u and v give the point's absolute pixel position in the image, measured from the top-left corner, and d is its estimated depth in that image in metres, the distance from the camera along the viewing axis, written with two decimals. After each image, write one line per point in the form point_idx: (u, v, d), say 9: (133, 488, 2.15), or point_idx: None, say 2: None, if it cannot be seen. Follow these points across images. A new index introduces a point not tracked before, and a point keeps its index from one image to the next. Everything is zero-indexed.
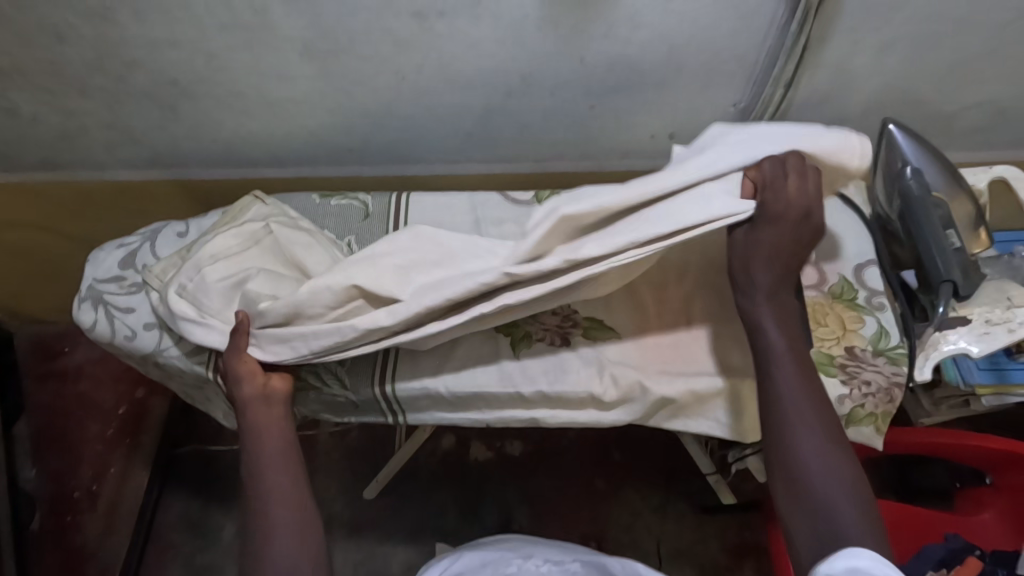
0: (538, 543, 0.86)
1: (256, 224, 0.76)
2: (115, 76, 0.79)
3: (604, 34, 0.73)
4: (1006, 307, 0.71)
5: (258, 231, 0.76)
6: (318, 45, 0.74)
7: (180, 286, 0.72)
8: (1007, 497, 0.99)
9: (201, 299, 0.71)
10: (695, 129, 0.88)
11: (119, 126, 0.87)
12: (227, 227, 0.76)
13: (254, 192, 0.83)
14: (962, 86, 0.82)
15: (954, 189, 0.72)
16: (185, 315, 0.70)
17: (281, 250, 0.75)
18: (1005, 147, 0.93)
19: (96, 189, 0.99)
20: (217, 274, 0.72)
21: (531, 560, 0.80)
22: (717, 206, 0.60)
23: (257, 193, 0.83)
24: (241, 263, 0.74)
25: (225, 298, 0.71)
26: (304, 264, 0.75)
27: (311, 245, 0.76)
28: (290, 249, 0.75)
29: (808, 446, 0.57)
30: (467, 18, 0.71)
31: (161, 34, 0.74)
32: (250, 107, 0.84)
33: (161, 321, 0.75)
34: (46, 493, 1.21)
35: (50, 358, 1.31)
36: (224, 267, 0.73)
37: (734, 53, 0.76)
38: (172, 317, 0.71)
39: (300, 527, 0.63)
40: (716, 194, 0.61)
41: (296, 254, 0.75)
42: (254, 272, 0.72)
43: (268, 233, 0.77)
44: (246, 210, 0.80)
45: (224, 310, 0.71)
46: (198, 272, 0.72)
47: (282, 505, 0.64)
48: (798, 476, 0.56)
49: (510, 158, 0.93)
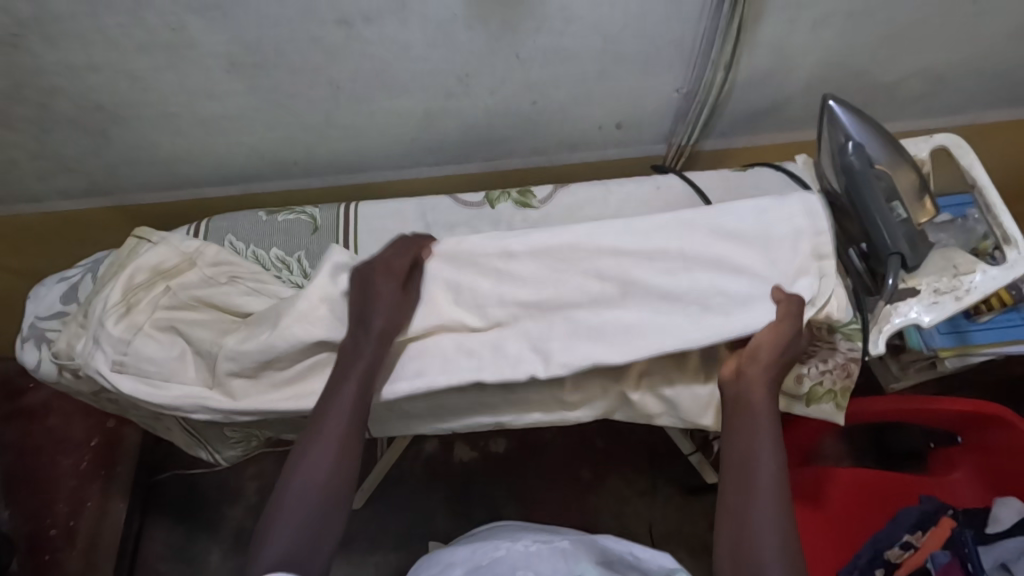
0: (531, 531, 0.83)
1: (192, 245, 0.75)
2: (37, 105, 0.76)
3: (536, 28, 0.71)
4: (953, 275, 0.70)
5: (155, 284, 0.72)
6: (244, 59, 0.72)
7: (114, 361, 0.68)
8: (975, 455, 1.01)
9: (142, 366, 0.69)
10: (640, 118, 0.87)
11: (49, 156, 0.84)
12: (113, 281, 0.71)
13: (135, 229, 0.76)
14: (899, 57, 0.83)
15: (895, 160, 0.71)
16: (134, 387, 0.68)
17: (183, 283, 0.73)
18: (946, 113, 0.94)
19: (37, 221, 0.96)
20: (156, 347, 0.69)
21: (520, 541, 0.77)
22: (678, 334, 0.64)
23: (140, 231, 0.76)
24: (149, 305, 0.71)
25: (163, 348, 0.69)
26: (215, 300, 0.72)
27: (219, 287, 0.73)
28: (191, 292, 0.73)
29: (764, 526, 0.57)
30: (395, 23, 0.69)
31: (78, 59, 0.71)
32: (184, 127, 0.81)
33: (115, 387, 0.68)
34: (23, 534, 1.18)
35: (13, 398, 1.28)
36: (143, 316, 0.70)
37: (671, 38, 0.75)
38: (143, 377, 0.69)
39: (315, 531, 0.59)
40: (680, 327, 0.64)
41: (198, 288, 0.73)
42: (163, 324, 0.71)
43: (164, 279, 0.73)
44: (135, 253, 0.74)
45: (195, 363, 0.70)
46: (129, 342, 0.69)
47: (305, 499, 0.60)
48: (745, 542, 0.57)
49: (459, 160, 0.91)
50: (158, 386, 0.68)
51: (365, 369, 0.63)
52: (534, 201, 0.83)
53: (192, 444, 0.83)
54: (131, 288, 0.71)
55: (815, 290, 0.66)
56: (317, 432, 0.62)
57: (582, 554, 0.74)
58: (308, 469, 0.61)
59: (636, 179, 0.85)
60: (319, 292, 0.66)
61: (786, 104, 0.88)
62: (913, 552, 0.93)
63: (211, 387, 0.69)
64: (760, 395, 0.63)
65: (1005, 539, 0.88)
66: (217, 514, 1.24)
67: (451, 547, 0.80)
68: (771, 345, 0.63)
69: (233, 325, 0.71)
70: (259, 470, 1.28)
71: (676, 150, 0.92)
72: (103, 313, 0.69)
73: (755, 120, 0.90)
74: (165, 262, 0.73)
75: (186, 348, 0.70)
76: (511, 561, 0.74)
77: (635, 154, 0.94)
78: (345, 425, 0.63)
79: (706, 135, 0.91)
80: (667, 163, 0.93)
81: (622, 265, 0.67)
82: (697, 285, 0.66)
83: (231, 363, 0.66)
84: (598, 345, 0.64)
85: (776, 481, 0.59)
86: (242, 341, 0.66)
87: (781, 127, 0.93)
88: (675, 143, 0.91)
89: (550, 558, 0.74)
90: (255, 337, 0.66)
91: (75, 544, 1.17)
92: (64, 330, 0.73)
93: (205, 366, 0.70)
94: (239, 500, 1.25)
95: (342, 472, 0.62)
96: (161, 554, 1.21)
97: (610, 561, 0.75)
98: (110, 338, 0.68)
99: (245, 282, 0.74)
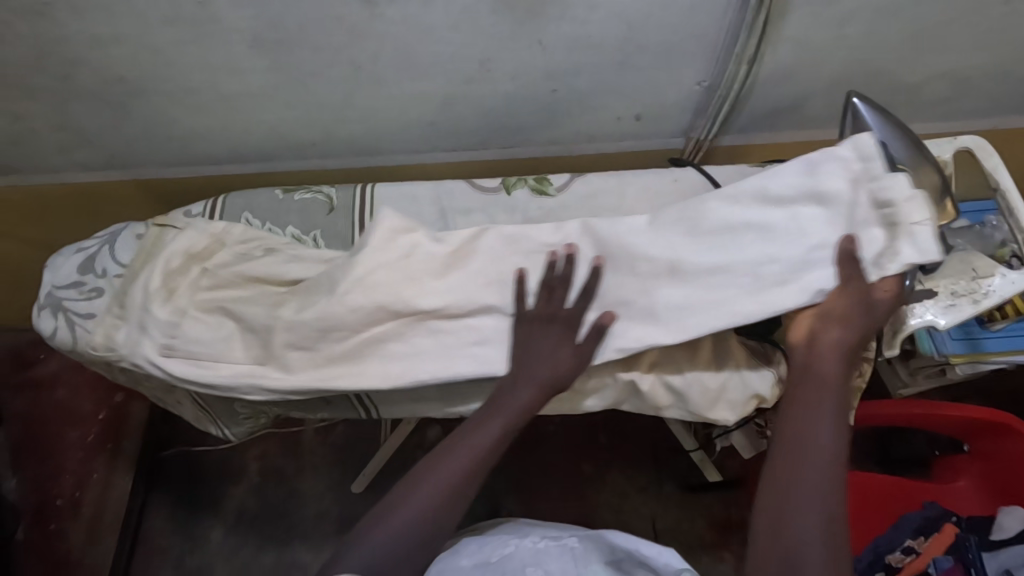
0: (542, 529, 0.80)
1: (219, 227, 0.77)
2: (59, 75, 0.76)
3: (560, 15, 0.71)
4: (971, 279, 0.69)
5: (189, 267, 0.75)
6: (267, 35, 0.72)
7: (164, 345, 0.70)
8: (980, 463, 1.00)
9: (192, 349, 0.70)
10: (660, 111, 0.87)
11: (69, 127, 0.84)
12: (151, 268, 0.74)
13: (157, 220, 0.79)
14: (924, 57, 0.82)
15: (917, 161, 0.71)
16: (186, 369, 0.70)
17: (221, 263, 0.75)
18: (967, 117, 0.94)
19: (55, 193, 0.97)
20: (203, 329, 0.71)
21: (529, 537, 0.75)
22: (735, 307, 0.64)
23: (163, 220, 0.79)
24: (186, 291, 0.73)
25: (209, 329, 0.71)
26: (258, 271, 0.73)
27: (267, 257, 0.75)
28: (229, 269, 0.74)
29: (803, 506, 0.54)
30: (419, 4, 0.68)
31: (102, 30, 0.71)
32: (204, 102, 0.81)
33: (167, 372, 0.70)
34: (29, 504, 1.19)
35: (24, 368, 1.29)
36: (176, 303, 0.72)
37: (696, 30, 0.74)
38: (194, 360, 0.70)
39: (420, 535, 0.56)
40: (737, 299, 0.64)
41: (236, 265, 0.74)
42: (199, 305, 0.72)
43: (198, 262, 0.75)
44: (162, 240, 0.77)
45: (241, 343, 0.71)
46: (177, 326, 0.71)
47: (417, 500, 0.58)
48: (783, 525, 0.53)
49: (476, 146, 0.91)
50: (210, 366, 0.70)
51: (518, 409, 0.63)
52: (550, 189, 0.83)
53: (201, 418, 0.84)
54: (169, 274, 0.74)
55: (879, 243, 0.63)
56: (453, 442, 0.62)
57: (592, 555, 0.71)
58: (430, 471, 0.60)
59: (653, 171, 0.85)
60: (382, 258, 0.68)
61: (806, 102, 0.88)
62: (915, 557, 0.92)
63: (266, 363, 0.69)
64: (829, 371, 0.60)
65: (1009, 546, 0.88)
66: (219, 492, 1.25)
67: (466, 542, 0.76)
68: (846, 312, 0.61)
69: (280, 294, 0.72)
70: (264, 450, 1.28)
71: (695, 144, 0.91)
72: (146, 300, 0.72)
73: (775, 117, 0.90)
74: (197, 245, 0.76)
75: (229, 325, 0.71)
76: (521, 557, 0.71)
77: (653, 147, 0.94)
78: (489, 451, 0.61)
79: (726, 130, 0.91)
80: (686, 156, 0.93)
81: (673, 247, 0.66)
82: (757, 258, 0.64)
83: (289, 333, 0.68)
84: (657, 324, 0.66)
85: (829, 469, 0.55)
86: (301, 309, 0.68)
87: (801, 125, 0.93)
88: (694, 137, 0.90)
89: (560, 557, 0.71)
90: (314, 303, 0.68)
91: (79, 518, 1.18)
92: (103, 319, 0.75)
93: (256, 345, 0.70)
94: (241, 479, 1.26)
95: (464, 486, 0.60)
96: (163, 529, 1.22)
97: (619, 561, 0.71)
98: (158, 324, 0.71)
99: (288, 251, 0.76)
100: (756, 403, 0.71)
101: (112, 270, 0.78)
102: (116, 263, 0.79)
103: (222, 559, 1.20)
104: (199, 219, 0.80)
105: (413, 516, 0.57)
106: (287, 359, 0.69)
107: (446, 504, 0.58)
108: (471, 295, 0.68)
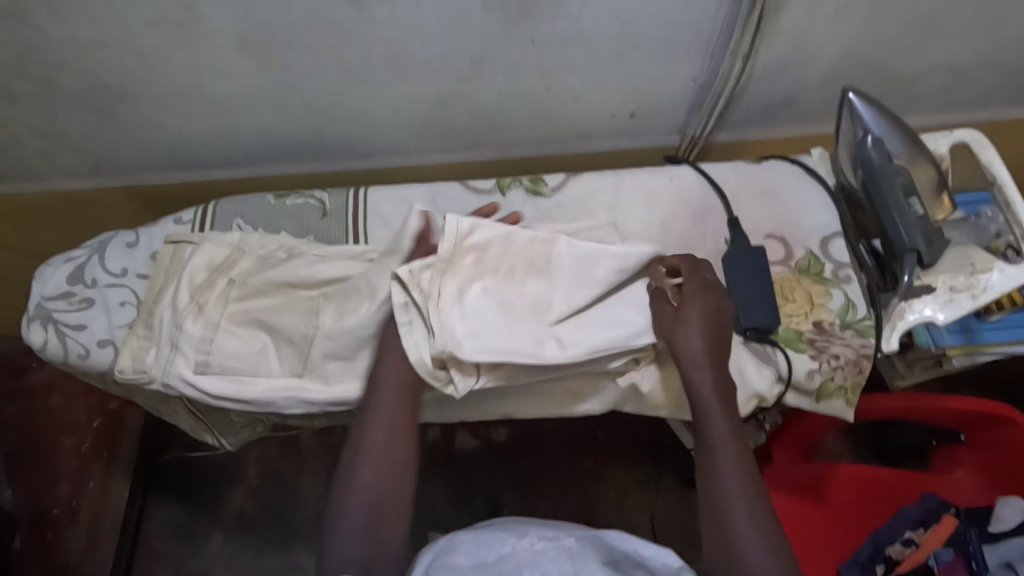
0: (536, 527, 0.79)
1: (235, 236, 0.76)
2: (43, 81, 0.75)
3: (552, 13, 0.70)
4: (969, 274, 0.69)
5: (214, 278, 0.73)
6: (255, 38, 0.71)
7: (199, 362, 0.69)
8: (980, 453, 0.99)
9: (229, 363, 0.69)
10: (654, 108, 0.86)
11: (54, 133, 0.83)
12: (176, 285, 0.73)
13: (171, 236, 0.76)
14: (919, 50, 0.81)
15: (914, 156, 0.70)
16: (223, 385, 0.68)
17: (247, 272, 0.74)
18: (961, 109, 0.93)
19: (42, 201, 0.95)
20: (239, 342, 0.70)
21: (526, 538, 0.73)
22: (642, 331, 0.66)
23: (177, 238, 0.76)
24: (215, 307, 0.71)
25: (245, 341, 0.70)
26: (284, 277, 0.73)
27: (290, 261, 0.74)
28: (261, 277, 0.73)
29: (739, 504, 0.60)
30: (408, 3, 0.67)
31: (85, 35, 0.69)
32: (193, 106, 0.80)
33: (204, 388, 0.68)
34: (25, 512, 1.15)
35: (14, 375, 1.26)
36: (205, 320, 0.70)
37: (689, 26, 0.73)
38: (229, 376, 0.69)
39: (374, 517, 0.62)
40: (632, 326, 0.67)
41: (266, 273, 0.73)
42: (227, 319, 0.71)
43: (222, 274, 0.73)
44: (179, 256, 0.75)
45: (281, 357, 0.70)
46: (211, 341, 0.70)
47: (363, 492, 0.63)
48: (728, 518, 0.60)
49: (470, 146, 0.91)
50: (245, 381, 0.69)
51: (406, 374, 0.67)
52: (546, 189, 0.82)
53: (197, 428, 0.83)
54: (195, 289, 0.72)
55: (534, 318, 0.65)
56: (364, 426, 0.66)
57: (588, 554, 0.69)
58: (359, 461, 0.64)
59: (648, 170, 0.84)
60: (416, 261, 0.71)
61: (802, 96, 0.87)
62: (915, 550, 0.93)
63: (302, 376, 0.69)
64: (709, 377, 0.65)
65: (1011, 537, 0.88)
66: (217, 498, 1.24)
67: (452, 538, 0.74)
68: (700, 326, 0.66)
69: (311, 299, 0.72)
70: (260, 455, 1.27)
71: (690, 140, 0.90)
72: (178, 317, 0.70)
73: (771, 112, 0.90)
74: (218, 257, 0.74)
75: (263, 337, 0.71)
76: (517, 560, 0.69)
77: (648, 143, 0.93)
78: (393, 420, 0.66)
79: (721, 126, 0.91)
80: (680, 153, 0.93)
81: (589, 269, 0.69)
82: (513, 338, 0.65)
83: (330, 343, 0.69)
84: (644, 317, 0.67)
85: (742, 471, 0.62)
86: (340, 319, 0.70)
87: (796, 120, 0.92)
88: (689, 133, 0.90)
89: (557, 557, 0.69)
90: (353, 313, 0.70)
91: (78, 525, 1.15)
92: (127, 337, 0.72)
93: (292, 356, 0.70)
94: (239, 484, 1.25)
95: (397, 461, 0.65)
96: (162, 533, 1.24)
97: (616, 562, 0.69)
98: (193, 339, 0.70)
99: (312, 251, 0.76)
100: (757, 403, 0.70)
101: (102, 279, 0.78)
102: (107, 272, 0.78)
103: (222, 563, 1.19)
104: (205, 231, 0.78)
105: (368, 504, 0.63)
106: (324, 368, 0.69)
107: (383, 480, 0.64)
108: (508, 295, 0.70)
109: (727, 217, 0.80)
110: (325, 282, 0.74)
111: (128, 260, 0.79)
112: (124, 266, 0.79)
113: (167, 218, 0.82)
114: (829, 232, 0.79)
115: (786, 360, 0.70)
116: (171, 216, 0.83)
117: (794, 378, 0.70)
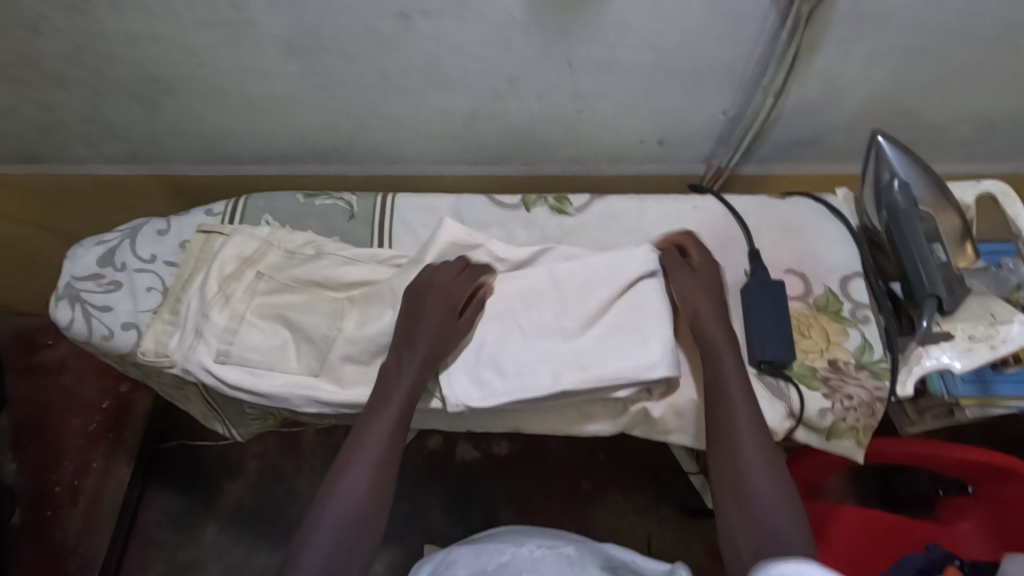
0: (533, 536, 0.80)
1: (265, 229, 0.78)
2: (93, 70, 0.77)
3: (592, 38, 0.72)
4: (988, 324, 0.68)
5: (243, 270, 0.74)
6: (300, 43, 0.73)
7: (221, 351, 0.70)
8: (987, 506, 0.97)
9: (247, 357, 0.70)
10: (683, 137, 0.87)
11: (97, 119, 0.86)
12: (206, 272, 0.74)
13: (203, 227, 0.78)
14: (949, 100, 0.82)
15: (939, 203, 0.72)
16: (238, 376, 0.69)
17: (276, 267, 0.75)
18: (988, 160, 0.94)
19: (77, 183, 0.98)
20: (259, 336, 0.71)
21: (525, 546, 0.75)
22: (654, 354, 0.66)
23: (208, 229, 0.78)
24: (241, 298, 0.73)
25: (264, 335, 0.71)
26: (310, 276, 0.75)
27: (319, 258, 0.76)
28: (288, 274, 0.75)
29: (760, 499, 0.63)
30: (452, 20, 0.69)
31: (140, 29, 0.72)
32: (233, 104, 0.82)
33: (220, 377, 0.69)
34: (27, 489, 1.17)
35: (31, 352, 1.29)
36: (228, 311, 0.72)
37: (723, 60, 0.75)
38: (245, 366, 0.70)
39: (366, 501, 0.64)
40: (643, 351, 0.67)
41: (296, 272, 0.74)
42: (251, 311, 0.72)
43: (251, 266, 0.75)
44: (208, 248, 0.77)
45: (297, 355, 0.71)
46: (235, 332, 0.71)
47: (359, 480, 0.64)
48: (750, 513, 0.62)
49: (499, 161, 0.92)
50: (262, 373, 0.70)
51: (415, 373, 0.67)
52: (570, 209, 0.83)
53: (209, 417, 0.84)
54: (224, 279, 0.74)
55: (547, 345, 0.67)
56: (371, 420, 0.66)
57: (587, 560, 0.71)
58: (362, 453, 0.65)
59: (672, 197, 0.85)
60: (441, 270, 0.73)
61: (830, 136, 0.88)
62: None
63: (320, 375, 0.70)
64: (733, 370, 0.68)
65: None
66: (216, 490, 1.24)
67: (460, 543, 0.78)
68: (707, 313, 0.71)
69: (336, 300, 0.74)
70: (262, 449, 1.28)
71: (715, 171, 0.92)
72: (205, 306, 0.72)
73: (798, 149, 0.91)
74: (247, 249, 0.76)
75: (282, 334, 0.72)
76: (517, 565, 0.71)
77: (673, 171, 0.95)
78: (397, 417, 0.66)
79: (748, 158, 0.92)
80: (704, 182, 0.94)
81: (602, 294, 0.70)
82: (522, 380, 0.67)
83: (350, 347, 0.71)
84: (655, 343, 0.67)
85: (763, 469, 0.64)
86: (363, 325, 0.72)
87: (822, 158, 0.93)
88: (715, 164, 0.91)
89: (557, 565, 0.71)
90: (378, 319, 0.72)
91: (77, 505, 1.17)
92: (150, 321, 0.74)
93: (311, 355, 0.71)
94: (239, 477, 1.26)
95: (392, 458, 0.66)
96: (157, 522, 1.22)
97: (615, 568, 0.70)
98: (217, 329, 0.71)
99: (337, 254, 0.77)
100: None
101: (132, 264, 0.79)
102: (137, 258, 0.80)
103: (217, 555, 1.19)
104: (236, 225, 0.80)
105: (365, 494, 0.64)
106: (340, 370, 0.70)
107: (382, 471, 0.65)
108: (522, 314, 0.71)
109: (747, 249, 0.80)
110: (351, 285, 0.75)
111: (157, 247, 0.81)
112: (153, 252, 0.80)
113: (198, 210, 0.84)
114: (851, 273, 0.79)
115: (798, 397, 0.70)
116: (202, 208, 0.85)
117: (806, 415, 0.70)
